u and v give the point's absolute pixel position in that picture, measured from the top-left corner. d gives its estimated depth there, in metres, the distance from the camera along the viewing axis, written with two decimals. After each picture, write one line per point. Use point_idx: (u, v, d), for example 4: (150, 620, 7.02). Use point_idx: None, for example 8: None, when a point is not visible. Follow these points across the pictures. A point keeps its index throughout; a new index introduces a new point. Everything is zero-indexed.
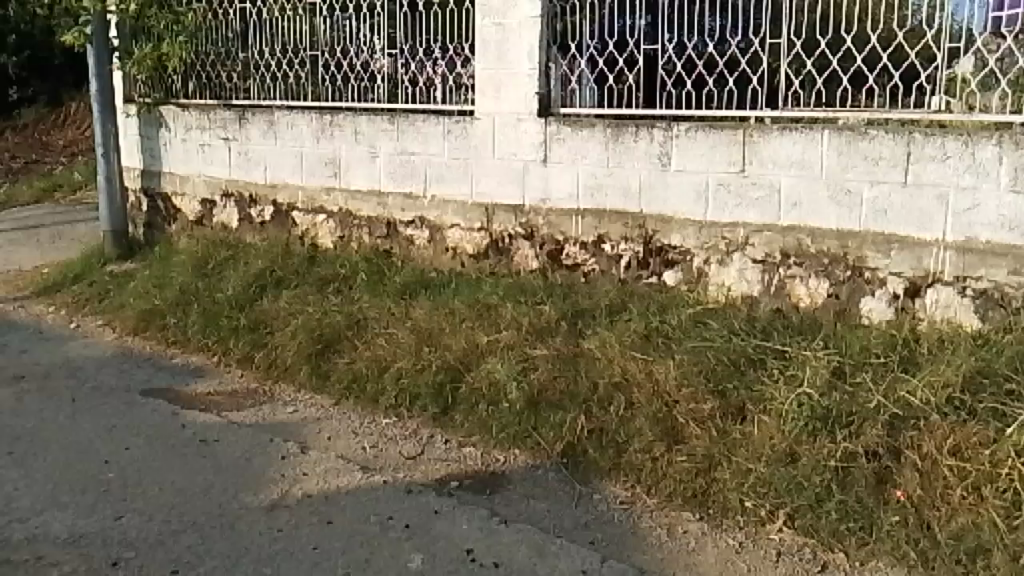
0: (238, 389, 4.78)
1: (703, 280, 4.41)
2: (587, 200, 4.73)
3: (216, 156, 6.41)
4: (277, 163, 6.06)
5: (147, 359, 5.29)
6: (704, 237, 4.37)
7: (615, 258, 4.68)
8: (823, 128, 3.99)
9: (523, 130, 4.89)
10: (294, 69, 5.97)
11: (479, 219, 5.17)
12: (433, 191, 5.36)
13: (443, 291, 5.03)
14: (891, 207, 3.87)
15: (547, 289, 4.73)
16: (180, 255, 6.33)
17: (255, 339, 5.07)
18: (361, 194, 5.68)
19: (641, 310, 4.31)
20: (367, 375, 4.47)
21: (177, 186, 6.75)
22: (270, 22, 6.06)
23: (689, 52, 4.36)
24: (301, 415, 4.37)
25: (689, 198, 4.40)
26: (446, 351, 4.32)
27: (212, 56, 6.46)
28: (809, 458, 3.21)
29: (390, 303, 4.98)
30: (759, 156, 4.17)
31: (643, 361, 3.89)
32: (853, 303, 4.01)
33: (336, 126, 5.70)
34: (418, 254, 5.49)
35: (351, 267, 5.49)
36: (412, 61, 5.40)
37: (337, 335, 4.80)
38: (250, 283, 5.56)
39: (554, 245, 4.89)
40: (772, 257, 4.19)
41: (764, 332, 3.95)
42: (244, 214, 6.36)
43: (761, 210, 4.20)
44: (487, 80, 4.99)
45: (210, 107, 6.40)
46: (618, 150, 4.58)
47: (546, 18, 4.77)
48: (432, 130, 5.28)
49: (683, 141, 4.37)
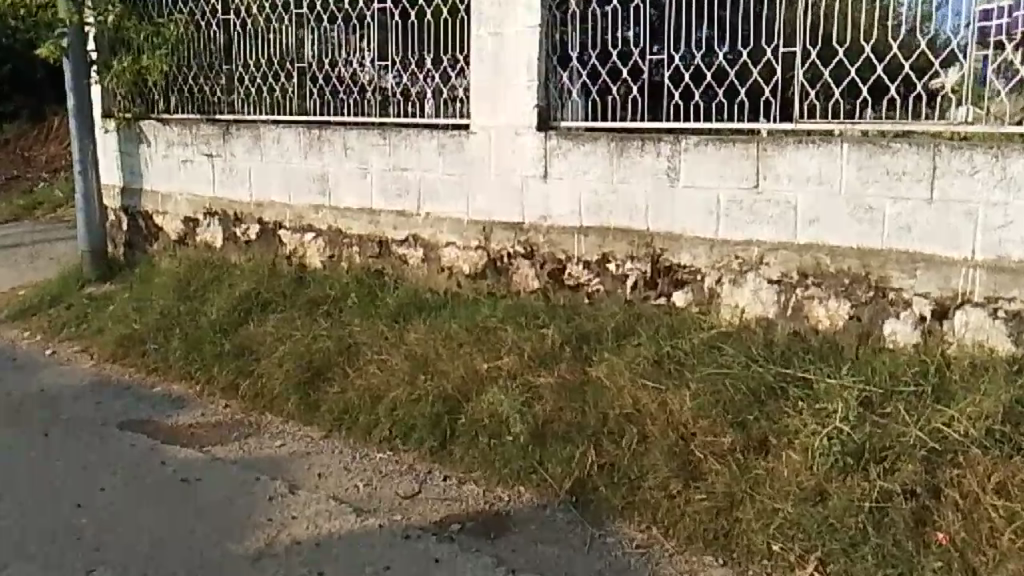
0: (223, 421, 4.50)
1: (715, 302, 4.17)
2: (590, 218, 4.49)
3: (199, 173, 6.14)
4: (263, 179, 5.81)
5: (126, 389, 5.00)
6: (715, 256, 4.14)
7: (620, 278, 4.44)
8: (842, 141, 3.77)
9: (521, 145, 4.65)
10: (280, 82, 5.73)
11: (476, 238, 4.93)
12: (427, 209, 5.11)
13: (438, 314, 4.77)
14: (916, 224, 3.65)
15: (549, 312, 4.49)
16: (162, 277, 6.05)
17: (241, 367, 4.80)
18: (351, 211, 5.42)
19: (650, 334, 4.06)
20: (359, 405, 4.20)
21: (158, 204, 6.47)
22: (255, 34, 5.81)
23: (697, 61, 4.14)
24: (289, 449, 4.10)
25: (699, 215, 4.17)
26: (443, 380, 4.06)
27: (194, 70, 6.20)
28: (840, 497, 2.97)
29: (383, 327, 4.72)
30: (773, 171, 3.95)
31: (656, 390, 3.64)
32: (876, 325, 3.78)
33: (324, 141, 5.45)
34: (412, 274, 5.23)
35: (341, 289, 5.23)
36: (404, 72, 5.16)
37: (328, 363, 4.54)
38: (235, 307, 5.29)
39: (555, 265, 4.65)
40: (789, 276, 3.96)
41: (783, 358, 3.71)
42: (229, 232, 6.09)
43: (776, 228, 3.97)
44: (483, 92, 4.76)
45: (192, 122, 6.14)
46: (622, 164, 4.35)
47: (545, 28, 4.54)
48: (425, 144, 5.03)
49: (692, 156, 4.15)
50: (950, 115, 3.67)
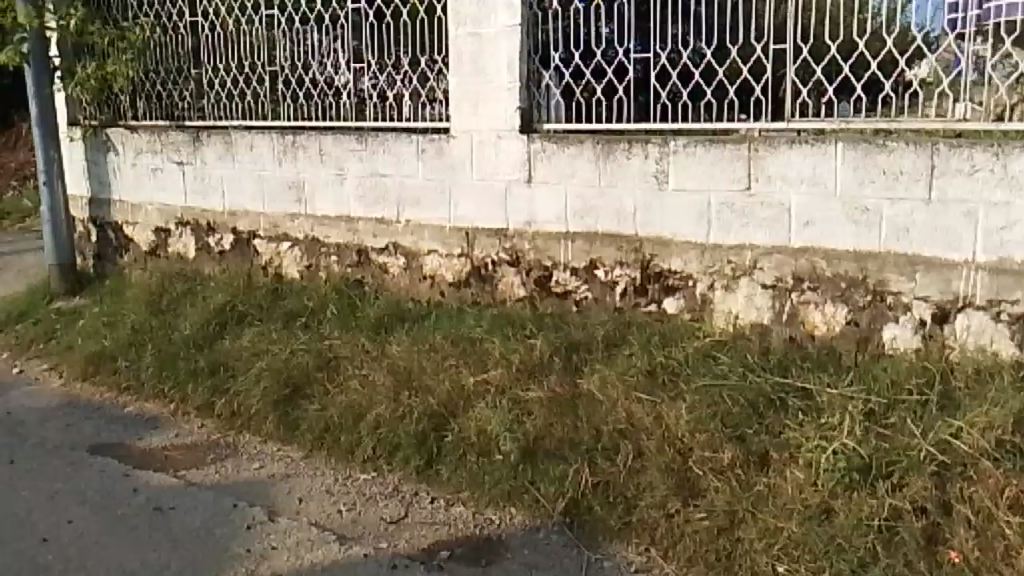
0: (198, 442, 4.31)
1: (707, 308, 4.04)
2: (576, 223, 4.34)
3: (170, 181, 5.93)
4: (236, 187, 5.60)
5: (96, 409, 4.79)
6: (707, 261, 4.00)
7: (609, 285, 4.30)
8: (836, 141, 3.65)
9: (504, 148, 4.49)
10: (251, 86, 5.52)
11: (459, 245, 4.76)
12: (407, 216, 4.94)
13: (421, 325, 4.61)
14: (914, 226, 3.54)
15: (536, 321, 4.34)
16: (133, 290, 5.84)
17: (216, 384, 4.60)
18: (328, 219, 5.24)
19: (641, 343, 3.92)
20: (341, 423, 4.03)
21: (128, 214, 6.25)
22: (224, 36, 5.59)
23: (684, 59, 4.00)
24: (268, 472, 3.92)
25: (689, 219, 4.03)
26: (428, 396, 3.90)
27: (162, 74, 5.97)
28: (848, 516, 2.84)
29: (364, 340, 4.54)
30: (766, 172, 3.82)
31: (650, 404, 3.50)
32: (875, 330, 3.67)
33: (299, 147, 5.26)
34: (394, 283, 5.06)
35: (319, 300, 5.04)
36: (381, 74, 4.98)
37: (307, 379, 4.35)
38: (209, 321, 5.09)
39: (541, 272, 4.49)
40: (784, 281, 3.83)
41: (781, 368, 3.59)
42: (202, 243, 5.88)
43: (770, 231, 3.84)
44: (464, 94, 4.59)
45: (161, 128, 5.92)
46: (609, 168, 4.20)
47: (527, 27, 4.39)
48: (404, 149, 4.86)
49: (681, 157, 4.01)
50: (947, 111, 3.55)
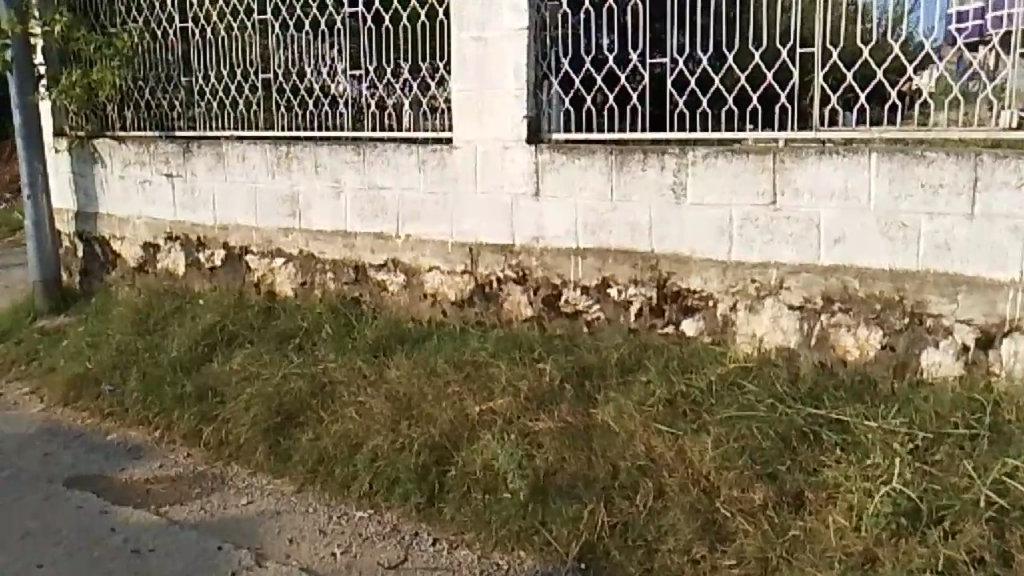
0: (184, 474, 4.02)
1: (729, 330, 3.76)
2: (587, 238, 4.07)
3: (158, 195, 5.66)
4: (227, 201, 5.34)
5: (77, 437, 4.50)
6: (729, 280, 3.73)
7: (623, 305, 4.02)
8: (870, 151, 3.38)
9: (509, 159, 4.22)
10: (244, 95, 5.26)
11: (462, 262, 4.49)
12: (407, 231, 4.67)
13: (422, 347, 4.33)
14: (955, 243, 3.27)
15: (545, 343, 4.06)
16: (119, 308, 5.56)
17: (204, 411, 4.32)
18: (324, 234, 4.97)
19: (659, 369, 3.64)
20: (335, 454, 3.74)
21: (116, 228, 5.98)
22: (215, 43, 5.34)
23: (703, 64, 3.75)
24: (257, 508, 3.63)
25: (709, 235, 3.75)
26: (430, 426, 3.62)
27: (151, 83, 5.72)
28: (896, 566, 2.56)
29: (362, 364, 4.27)
30: (792, 185, 3.54)
31: (671, 437, 3.23)
32: (912, 356, 3.40)
33: (293, 158, 4.99)
34: (393, 302, 4.79)
35: (314, 320, 4.78)
36: (379, 82, 4.73)
37: (300, 406, 4.07)
38: (198, 342, 4.82)
39: (550, 291, 4.22)
40: (813, 302, 3.56)
41: (812, 397, 3.31)
42: (192, 258, 5.61)
43: (797, 247, 3.57)
44: (467, 102, 4.33)
45: (150, 139, 5.66)
46: (623, 180, 3.93)
47: (534, 30, 4.13)
48: (403, 160, 4.59)
49: (700, 169, 3.73)
50: (994, 119, 3.30)
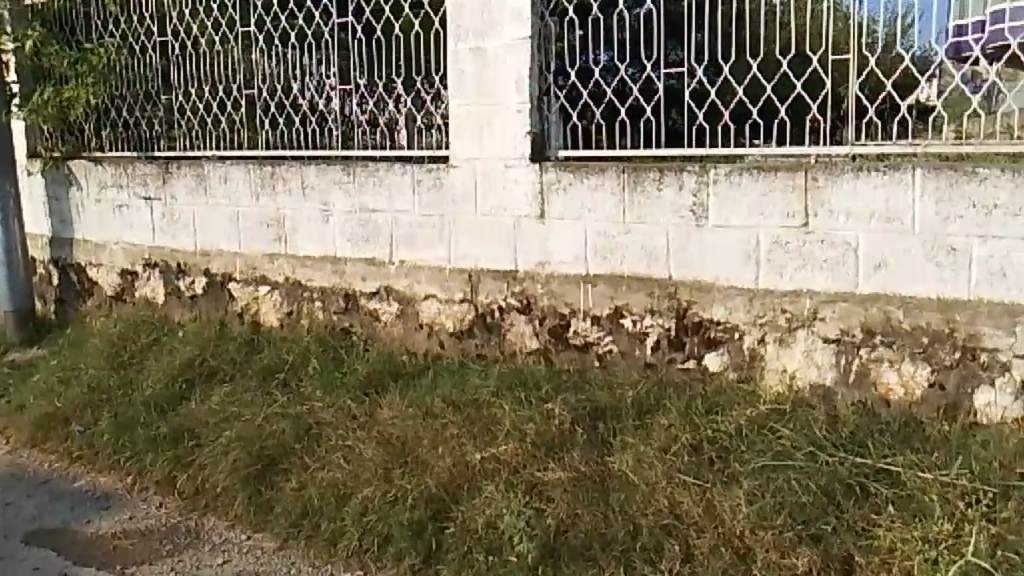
0: (155, 527, 3.61)
1: (757, 366, 3.40)
2: (597, 264, 3.72)
3: (137, 218, 5.31)
4: (209, 224, 4.99)
5: (41, 484, 4.08)
6: (756, 310, 3.37)
7: (638, 337, 3.66)
8: (914, 167, 3.04)
9: (511, 178, 3.88)
10: (227, 112, 4.93)
11: (461, 290, 4.13)
12: (401, 256, 4.31)
13: (417, 384, 3.97)
14: (1011, 269, 2.93)
15: (552, 380, 3.70)
16: (93, 339, 5.17)
17: (179, 455, 3.92)
18: (312, 260, 4.62)
19: (680, 410, 3.28)
20: (321, 506, 3.35)
21: (92, 254, 5.63)
22: (196, 57, 5.01)
23: (726, 74, 3.45)
24: (233, 569, 3.22)
25: (734, 261, 3.40)
26: (427, 476, 3.24)
27: (129, 100, 5.38)
28: None
29: (352, 403, 3.90)
30: (827, 205, 3.20)
31: (699, 490, 2.87)
32: (963, 396, 3.05)
33: (279, 179, 4.65)
34: (385, 334, 4.43)
35: (301, 354, 4.41)
36: (371, 97, 4.41)
37: (283, 451, 3.70)
38: (176, 377, 4.44)
39: (557, 321, 3.86)
40: (851, 334, 3.21)
41: (856, 444, 2.95)
42: (171, 286, 5.25)
43: (832, 274, 3.22)
44: (465, 118, 4.00)
45: (128, 160, 5.33)
46: (637, 200, 3.59)
47: (538, 39, 3.80)
48: (397, 180, 4.25)
49: (723, 188, 3.39)
50: None
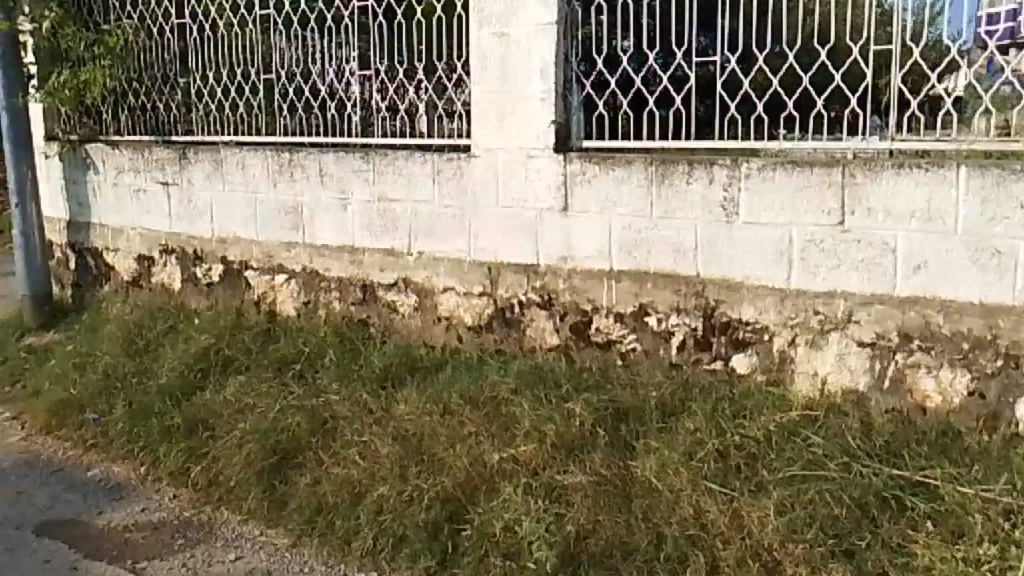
0: (167, 520, 3.54)
1: (787, 369, 3.28)
2: (621, 260, 3.60)
3: (154, 203, 5.25)
4: (226, 211, 4.91)
5: (55, 472, 4.03)
6: (788, 311, 3.24)
7: (662, 336, 3.55)
8: (958, 166, 2.90)
9: (534, 170, 3.77)
10: (244, 97, 4.84)
11: (480, 283, 4.03)
12: (419, 247, 4.22)
13: (435, 378, 3.88)
14: None
15: (573, 378, 3.60)
16: (109, 325, 5.12)
17: (192, 446, 3.84)
18: (329, 249, 4.53)
19: (706, 413, 3.17)
20: (335, 503, 3.26)
21: (109, 239, 5.58)
22: (214, 40, 4.92)
23: (760, 63, 3.29)
24: (245, 566, 3.15)
25: (764, 259, 3.27)
26: (444, 475, 3.15)
27: (147, 83, 5.31)
28: None
29: (367, 397, 3.81)
30: (864, 203, 3.06)
31: (725, 498, 2.77)
32: (1005, 405, 2.92)
33: (296, 166, 4.56)
34: (403, 326, 4.34)
35: (317, 345, 4.34)
36: (391, 83, 4.29)
37: (298, 445, 3.62)
38: (191, 366, 4.37)
39: (579, 317, 3.76)
40: (887, 338, 3.08)
41: (889, 454, 2.84)
42: (188, 273, 5.19)
43: (868, 275, 3.08)
44: (487, 106, 3.88)
45: (145, 144, 5.27)
46: (664, 194, 3.46)
47: (564, 26, 3.67)
48: (416, 169, 4.14)
49: (755, 183, 3.26)
50: None
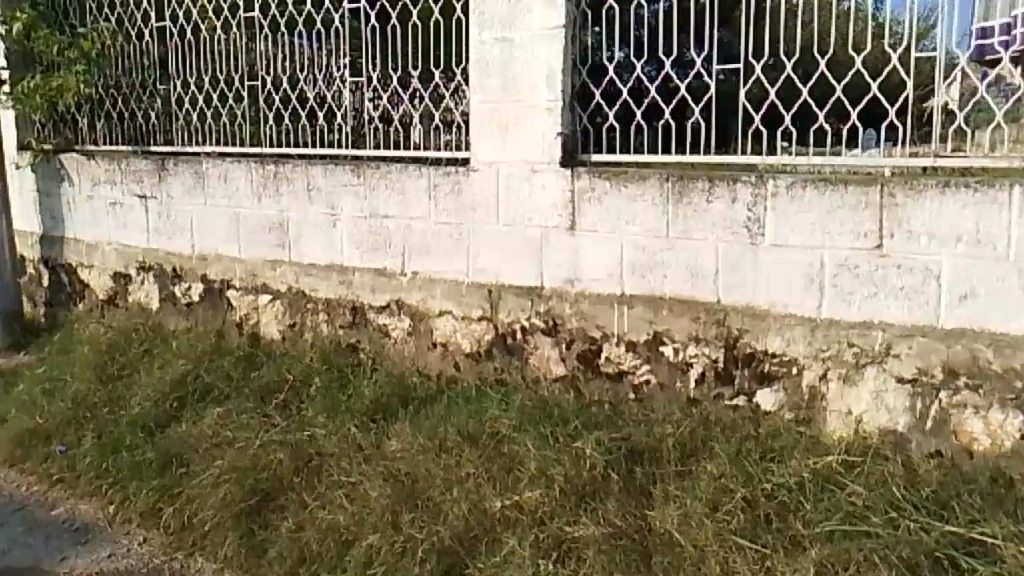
0: (135, 568, 3.20)
1: (817, 406, 2.99)
2: (634, 283, 3.31)
3: (131, 218, 4.94)
4: (207, 226, 4.60)
5: (15, 511, 3.69)
6: (819, 343, 2.95)
7: (679, 368, 3.26)
8: (1012, 185, 2.62)
9: (539, 185, 3.48)
10: (227, 105, 4.54)
11: (479, 307, 3.73)
12: (414, 267, 3.91)
13: (431, 411, 3.57)
14: None
15: (582, 413, 3.30)
16: (82, 347, 4.78)
17: (166, 484, 3.51)
18: (317, 268, 4.23)
19: (731, 456, 2.88)
20: (319, 553, 2.94)
21: (84, 254, 5.26)
22: (196, 45, 4.63)
23: (788, 71, 3.03)
24: None
25: (793, 285, 2.98)
26: (441, 524, 2.84)
27: (125, 90, 5.01)
28: None
29: (357, 431, 3.50)
30: (904, 225, 2.78)
31: (758, 557, 2.46)
32: None
33: (282, 179, 4.26)
34: (396, 351, 4.04)
35: (303, 372, 4.03)
36: (384, 91, 4.00)
37: (281, 485, 3.30)
38: (167, 395, 4.04)
39: (587, 345, 3.46)
40: (929, 374, 2.79)
41: (937, 505, 2.55)
42: (167, 292, 4.87)
43: (909, 304, 2.80)
44: (488, 116, 3.59)
45: (122, 155, 4.96)
46: (682, 213, 3.17)
47: (572, 30, 3.39)
48: (411, 183, 3.85)
49: (783, 202, 2.97)
50: None
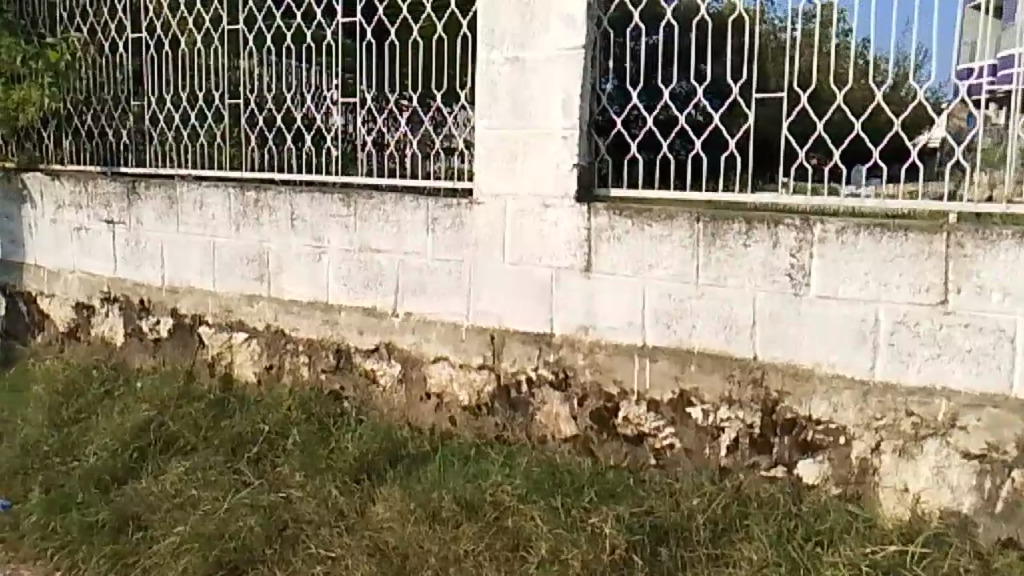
0: None
1: (868, 482, 2.63)
2: (656, 333, 2.95)
3: (97, 245, 4.53)
4: (179, 256, 4.20)
5: None
6: (871, 411, 2.60)
7: (708, 433, 2.89)
8: None
9: (550, 221, 3.12)
10: (206, 124, 4.16)
11: (479, 355, 3.35)
12: (407, 308, 3.53)
13: (423, 471, 3.17)
14: None
15: (596, 481, 2.92)
16: (36, 385, 4.32)
17: (119, 552, 3.02)
18: (299, 306, 3.83)
19: (773, 540, 2.50)
20: None
21: (45, 283, 4.83)
22: (174, 59, 4.25)
23: (839, 102, 2.68)
24: None
25: (842, 342, 2.63)
26: None
27: (95, 105, 4.62)
28: None
29: (339, 494, 3.09)
30: (974, 278, 2.45)
31: None
32: None
33: (264, 206, 3.88)
34: (385, 401, 3.64)
35: (281, 422, 3.62)
36: (379, 113, 3.64)
37: (251, 558, 2.86)
38: (127, 445, 3.59)
39: (601, 402, 3.09)
40: (1001, 450, 2.44)
41: None
42: (134, 326, 4.45)
43: (978, 368, 2.45)
44: (495, 144, 3.24)
45: (90, 176, 4.55)
46: (713, 258, 2.82)
47: (591, 50, 3.05)
48: (407, 215, 3.48)
49: (832, 248, 2.63)
50: None
